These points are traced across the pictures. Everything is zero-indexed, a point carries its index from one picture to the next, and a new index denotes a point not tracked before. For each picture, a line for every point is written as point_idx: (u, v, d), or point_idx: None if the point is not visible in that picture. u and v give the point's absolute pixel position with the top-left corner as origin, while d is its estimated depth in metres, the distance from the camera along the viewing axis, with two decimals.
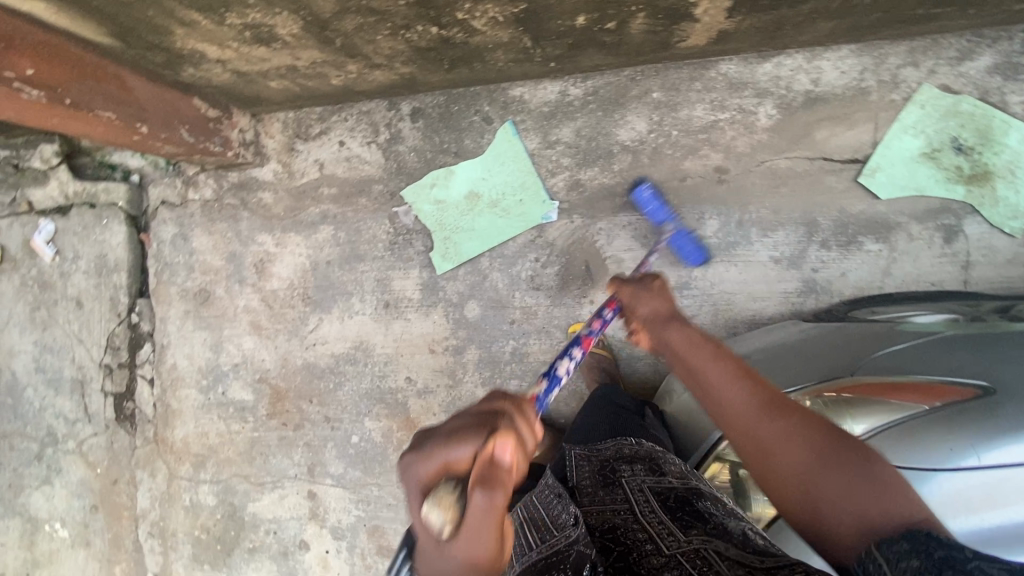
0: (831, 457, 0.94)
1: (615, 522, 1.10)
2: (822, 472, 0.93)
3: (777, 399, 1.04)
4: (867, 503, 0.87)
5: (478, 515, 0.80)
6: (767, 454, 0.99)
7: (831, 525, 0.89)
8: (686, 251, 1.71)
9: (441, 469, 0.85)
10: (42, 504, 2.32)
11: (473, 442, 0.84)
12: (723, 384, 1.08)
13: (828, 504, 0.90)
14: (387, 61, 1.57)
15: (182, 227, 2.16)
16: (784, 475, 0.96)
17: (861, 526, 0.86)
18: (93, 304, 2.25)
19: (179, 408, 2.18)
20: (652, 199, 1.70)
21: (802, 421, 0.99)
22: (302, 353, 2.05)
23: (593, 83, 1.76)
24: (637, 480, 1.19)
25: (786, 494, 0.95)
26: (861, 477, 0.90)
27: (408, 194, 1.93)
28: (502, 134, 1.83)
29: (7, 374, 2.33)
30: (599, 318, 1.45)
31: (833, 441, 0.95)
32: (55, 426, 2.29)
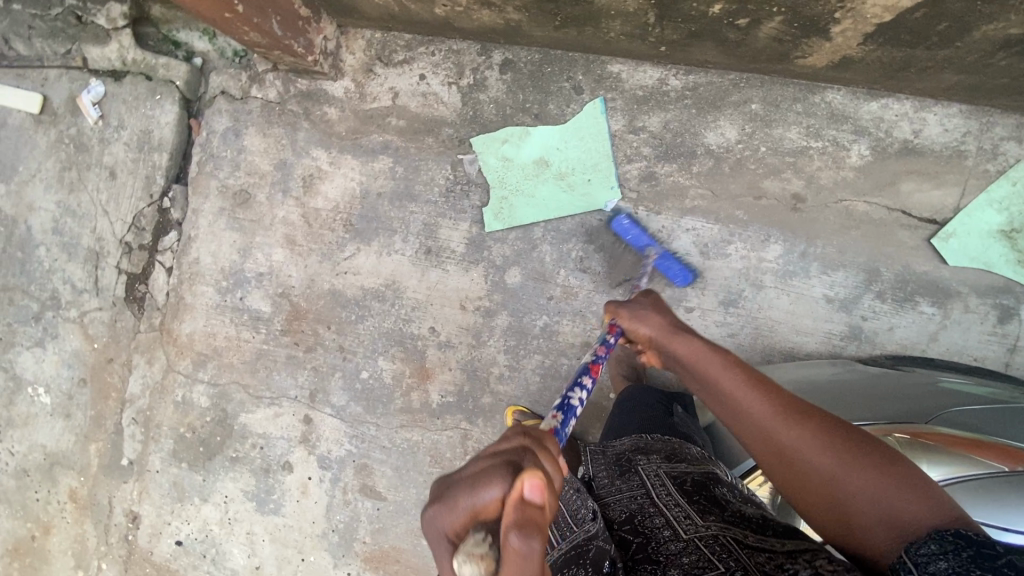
0: (860, 463, 0.92)
1: (632, 510, 1.07)
2: (850, 473, 0.92)
3: (797, 402, 1.01)
4: (896, 504, 0.87)
5: (518, 570, 0.70)
6: (792, 463, 0.96)
7: (864, 533, 0.89)
8: (672, 272, 1.76)
9: (467, 518, 0.76)
10: (29, 365, 2.27)
11: (500, 481, 0.75)
12: (740, 395, 1.03)
13: (859, 513, 0.89)
14: (502, 1, 1.54)
15: (236, 122, 2.08)
16: (812, 487, 0.94)
17: (896, 531, 0.85)
18: (127, 178, 2.18)
19: (192, 304, 2.13)
20: (631, 228, 1.78)
21: (821, 427, 0.97)
22: (331, 278, 2.01)
23: (695, 79, 1.71)
24: (652, 464, 1.16)
25: (816, 502, 0.94)
26: (890, 480, 0.90)
27: (476, 144, 1.88)
28: (591, 109, 1.78)
29: (23, 228, 2.26)
30: (604, 343, 1.33)
31: (857, 445, 0.95)
32: (61, 291, 2.23)
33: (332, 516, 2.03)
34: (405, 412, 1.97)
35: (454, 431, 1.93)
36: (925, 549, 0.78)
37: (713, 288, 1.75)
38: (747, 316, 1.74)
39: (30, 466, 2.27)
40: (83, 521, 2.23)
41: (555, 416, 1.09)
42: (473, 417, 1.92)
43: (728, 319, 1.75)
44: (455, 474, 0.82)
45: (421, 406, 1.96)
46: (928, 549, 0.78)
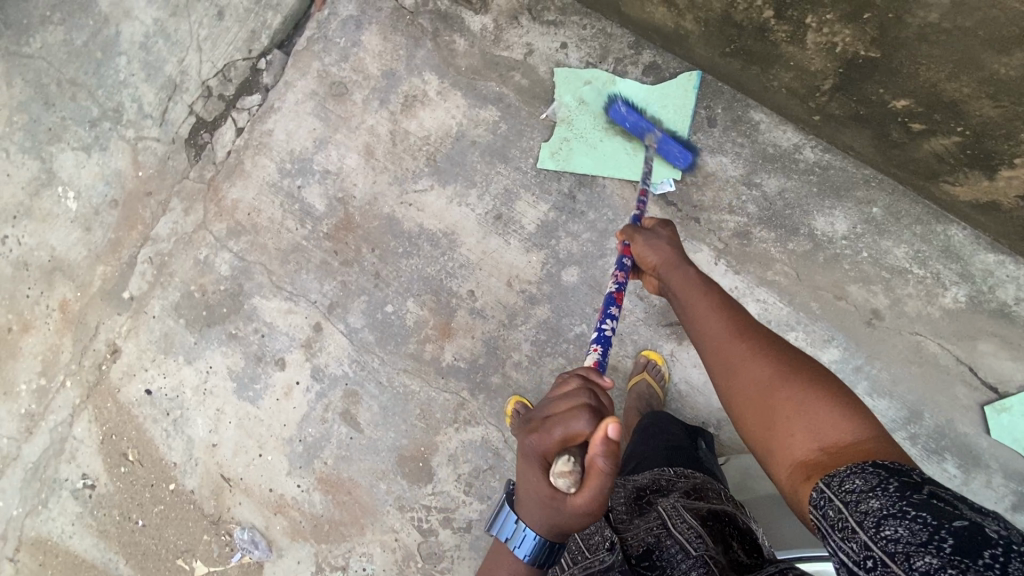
0: (803, 386, 0.96)
1: (650, 544, 1.09)
2: (788, 387, 0.96)
3: (761, 329, 1.07)
4: (830, 424, 0.90)
5: (596, 483, 0.89)
6: (738, 371, 1.03)
7: (786, 441, 0.93)
8: (672, 155, 1.70)
9: (561, 442, 0.91)
10: (68, 165, 2.21)
11: (587, 418, 0.90)
12: (708, 314, 1.13)
13: (787, 422, 0.93)
14: (686, 7, 1.43)
15: (361, 14, 1.98)
16: (749, 395, 0.99)
17: (818, 443, 0.89)
18: (232, 24, 2.09)
19: (249, 172, 2.05)
20: (629, 114, 1.73)
21: (776, 349, 1.02)
22: (393, 204, 1.95)
23: (830, 158, 1.65)
24: (671, 499, 1.19)
25: (750, 412, 0.99)
26: (828, 399, 0.93)
27: (558, 77, 1.81)
28: (683, 80, 1.71)
29: (113, 31, 2.18)
30: (620, 269, 1.37)
31: (803, 371, 0.99)
32: (126, 107, 2.16)
33: (303, 427, 2.01)
34: (413, 358, 1.94)
35: (453, 396, 1.91)
36: (852, 486, 0.79)
37: None
38: None
39: (33, 261, 2.23)
40: (65, 333, 2.20)
41: (595, 350, 1.26)
42: (477, 389, 1.89)
43: None
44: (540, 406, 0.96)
45: (431, 360, 1.92)
46: (855, 486, 0.79)
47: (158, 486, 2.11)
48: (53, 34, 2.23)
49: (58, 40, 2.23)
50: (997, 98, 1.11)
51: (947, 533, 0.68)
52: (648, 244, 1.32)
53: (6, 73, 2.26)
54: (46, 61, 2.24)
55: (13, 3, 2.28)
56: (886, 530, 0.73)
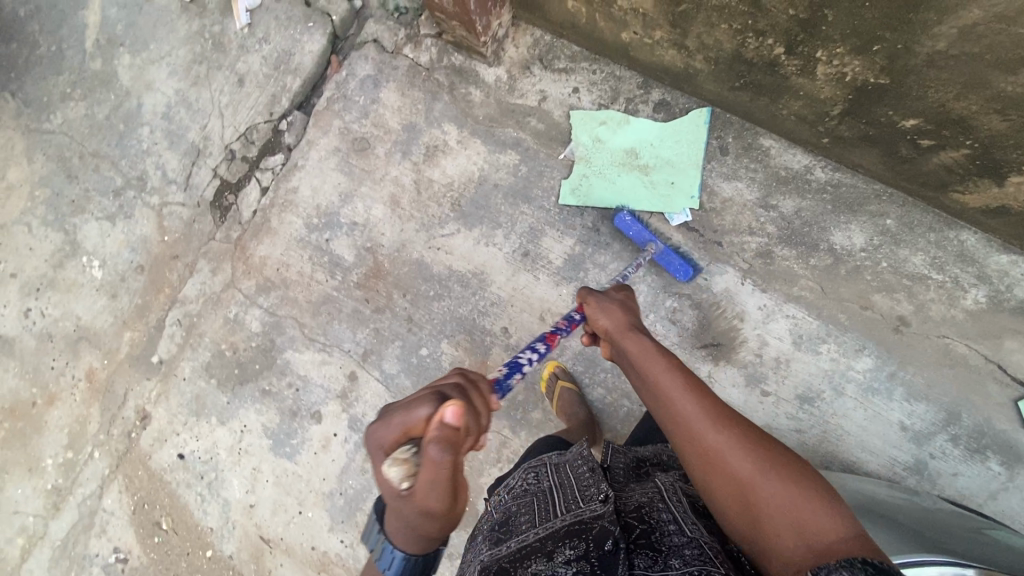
0: (779, 476, 1.00)
1: (643, 503, 1.18)
2: (769, 486, 0.99)
3: (730, 414, 1.08)
4: (810, 520, 0.95)
5: (429, 471, 0.93)
6: (715, 465, 1.03)
7: (772, 540, 0.97)
8: (673, 265, 1.78)
9: (402, 435, 0.98)
10: (92, 235, 2.23)
11: (427, 405, 0.97)
12: (676, 396, 1.10)
13: (772, 522, 0.97)
14: (695, 49, 1.53)
15: (378, 73, 2.08)
16: (730, 494, 1.01)
17: (805, 544, 0.94)
18: (253, 90, 2.17)
19: (276, 229, 2.10)
20: (632, 225, 1.81)
21: (750, 439, 1.05)
22: (422, 249, 1.99)
23: (841, 176, 1.73)
24: (669, 478, 1.29)
25: (729, 504, 1.02)
26: (805, 496, 0.98)
27: (575, 119, 1.90)
28: (695, 115, 1.81)
29: (134, 103, 2.25)
30: (569, 319, 1.48)
31: (774, 458, 1.02)
32: (150, 175, 2.21)
33: (344, 479, 1.98)
34: None
35: (494, 435, 1.89)
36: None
37: (794, 379, 1.75)
38: (818, 417, 1.74)
39: (57, 332, 2.22)
40: (91, 403, 2.18)
41: (501, 371, 1.33)
42: (517, 427, 1.89)
43: (800, 414, 1.75)
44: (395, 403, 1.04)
45: None
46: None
47: (194, 554, 2.05)
48: (73, 110, 2.30)
49: (79, 115, 2.29)
50: (1005, 113, 1.20)
51: None
52: (601, 306, 1.32)
53: (28, 150, 2.31)
54: (66, 135, 2.29)
55: (33, 83, 2.35)
56: None
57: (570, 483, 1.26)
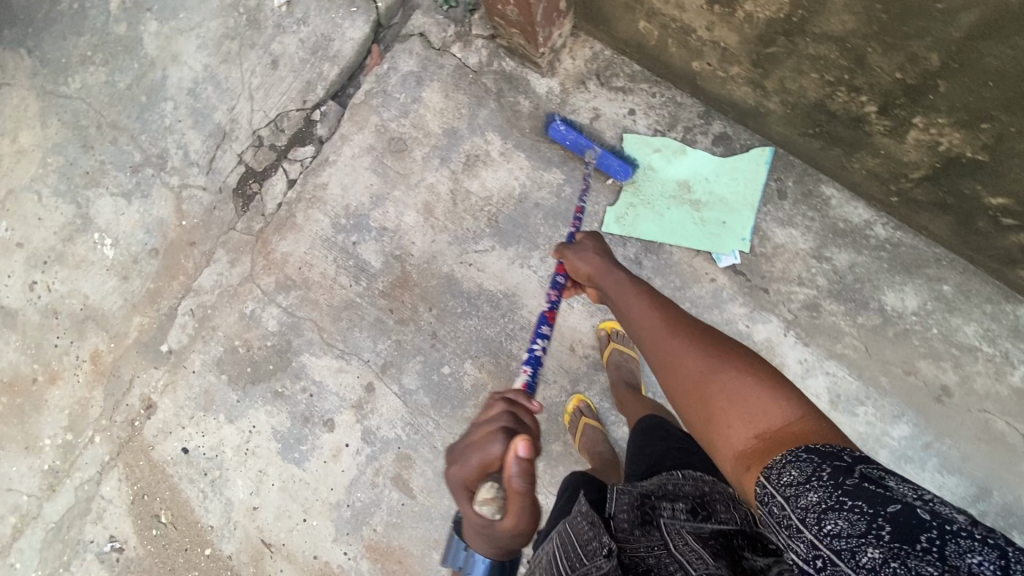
0: (735, 370, 0.95)
1: (648, 561, 0.98)
2: (718, 378, 0.95)
3: (691, 323, 1.07)
4: (761, 409, 0.88)
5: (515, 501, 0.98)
6: (671, 368, 1.02)
7: (724, 433, 0.91)
8: (614, 168, 1.75)
9: (479, 471, 1.00)
10: (106, 212, 2.13)
11: (500, 440, 0.99)
12: (642, 313, 1.14)
13: (721, 413, 0.92)
14: (772, 91, 1.43)
15: (422, 70, 1.96)
16: (685, 393, 0.98)
17: (754, 430, 0.87)
18: (286, 74, 2.05)
19: (300, 225, 2.00)
20: (568, 133, 1.74)
21: (707, 339, 1.02)
22: (453, 263, 1.91)
23: (901, 236, 1.67)
24: (675, 522, 1.03)
25: (689, 407, 0.98)
26: (757, 386, 0.91)
27: (628, 141, 1.80)
28: (755, 155, 1.73)
29: (159, 75, 2.12)
30: (553, 288, 1.47)
31: (734, 355, 0.98)
32: (171, 154, 2.10)
33: (352, 491, 1.93)
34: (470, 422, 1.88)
35: None
36: (789, 479, 0.76)
37: None
38: None
39: (63, 309, 2.13)
40: (95, 386, 2.10)
41: (525, 372, 1.31)
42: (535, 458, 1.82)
43: None
44: (462, 439, 1.06)
45: None
46: (792, 479, 0.76)
47: (192, 550, 2.00)
48: (93, 75, 2.17)
49: (99, 82, 2.17)
50: None
51: (884, 520, 0.67)
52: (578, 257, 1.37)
53: (43, 113, 2.19)
54: (85, 102, 2.17)
55: (52, 41, 2.21)
56: (825, 526, 0.70)
57: (572, 543, 1.07)
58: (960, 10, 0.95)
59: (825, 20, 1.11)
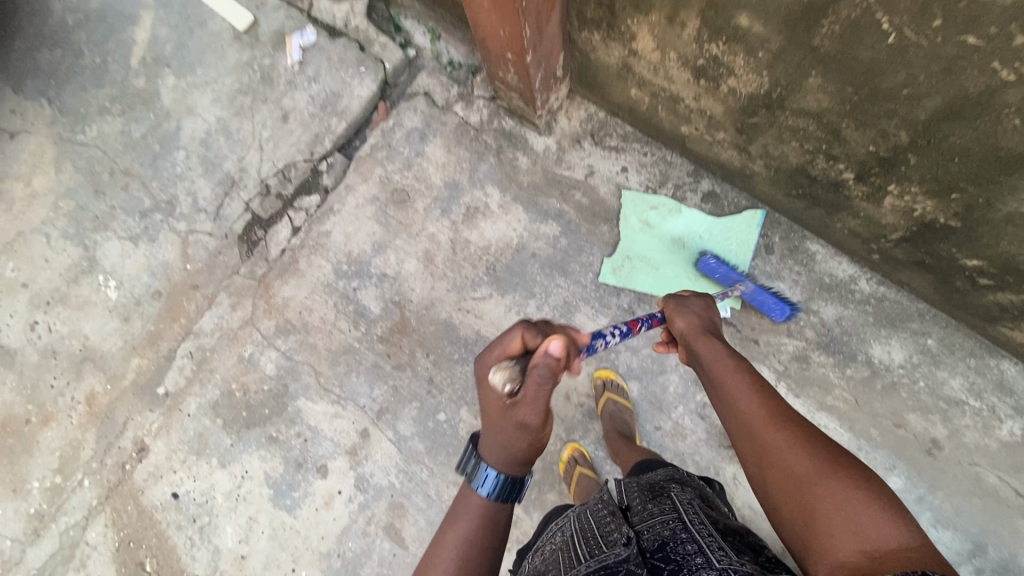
0: (842, 476, 0.90)
1: (666, 535, 0.98)
2: (826, 484, 0.89)
3: (796, 414, 1.01)
4: (867, 523, 0.84)
5: (527, 400, 0.95)
6: (768, 458, 0.97)
7: (824, 541, 0.87)
8: (767, 305, 1.73)
9: (503, 353, 1.00)
10: (112, 255, 2.18)
11: (528, 329, 1.00)
12: (738, 389, 1.07)
13: (823, 519, 0.87)
14: (757, 155, 1.52)
15: (425, 126, 2.07)
16: (778, 486, 0.93)
17: (861, 549, 0.83)
18: (297, 127, 2.15)
19: (303, 271, 2.06)
20: (717, 266, 1.77)
21: (816, 438, 0.96)
22: (451, 310, 1.96)
23: (885, 291, 1.72)
24: (685, 495, 1.12)
25: (784, 503, 0.93)
26: (866, 498, 0.86)
27: (626, 199, 1.89)
28: (748, 216, 1.80)
29: (173, 126, 2.22)
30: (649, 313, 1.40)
31: (841, 460, 0.93)
32: (180, 200, 2.17)
33: (344, 540, 1.90)
34: None
35: None
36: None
37: None
38: None
39: (62, 350, 2.15)
40: (87, 428, 2.09)
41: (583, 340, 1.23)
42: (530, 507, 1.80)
43: None
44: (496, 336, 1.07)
45: None
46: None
47: None
48: (110, 125, 2.27)
49: (114, 131, 2.26)
50: None
51: None
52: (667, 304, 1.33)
53: (58, 160, 2.27)
54: (100, 150, 2.26)
55: (72, 92, 2.32)
56: None
57: (591, 529, 1.07)
58: (923, 97, 0.98)
59: (801, 99, 1.18)
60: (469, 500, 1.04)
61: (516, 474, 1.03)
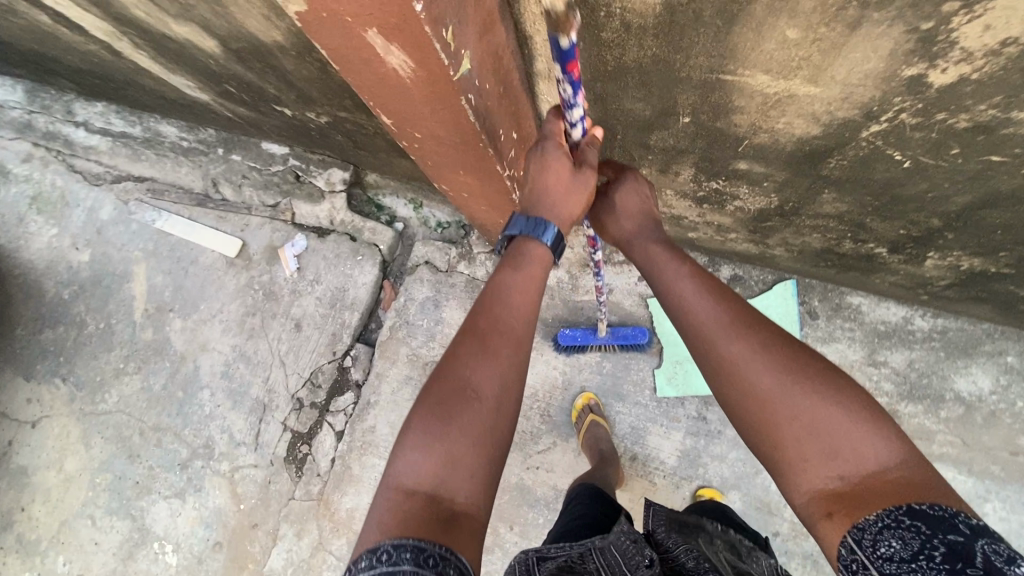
0: (814, 390, 0.85)
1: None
2: (793, 401, 0.85)
3: (752, 315, 0.95)
4: (848, 448, 0.80)
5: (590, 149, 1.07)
6: (732, 375, 0.91)
7: (798, 462, 0.83)
8: (630, 332, 1.85)
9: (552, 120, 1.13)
10: (162, 517, 2.10)
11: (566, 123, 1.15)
12: (687, 297, 1.00)
13: (795, 444, 0.84)
14: (777, 245, 1.51)
15: (436, 293, 2.07)
16: (747, 402, 0.88)
17: (837, 471, 0.80)
18: (312, 332, 2.15)
19: (358, 475, 1.99)
20: (575, 333, 1.88)
21: (777, 345, 0.90)
22: (520, 472, 1.88)
23: (943, 322, 1.68)
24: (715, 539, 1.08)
25: (751, 419, 0.89)
26: (844, 420, 0.82)
27: (653, 307, 1.89)
28: (780, 289, 1.77)
29: (191, 366, 2.22)
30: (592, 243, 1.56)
31: (810, 368, 0.87)
32: (216, 440, 2.13)
33: None
34: None
35: None
36: (889, 551, 0.71)
37: None
38: None
39: None
40: None
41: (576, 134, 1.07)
42: None
43: None
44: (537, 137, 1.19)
45: None
46: (894, 553, 0.70)
47: None
48: (129, 385, 2.26)
49: (134, 390, 2.25)
50: None
51: None
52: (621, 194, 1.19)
53: (85, 436, 2.23)
54: (124, 413, 2.23)
55: (83, 363, 2.31)
56: None
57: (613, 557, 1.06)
58: (952, 196, 0.98)
59: (818, 207, 1.18)
60: (520, 253, 1.03)
61: (566, 228, 1.07)
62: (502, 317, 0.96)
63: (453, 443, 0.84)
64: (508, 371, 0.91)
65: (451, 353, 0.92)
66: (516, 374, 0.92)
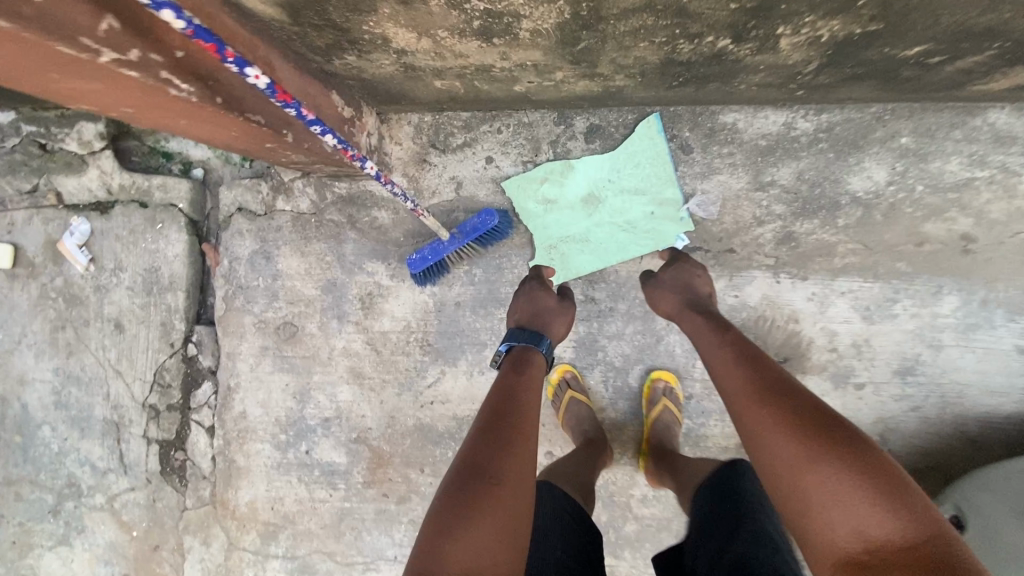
0: (835, 457, 0.81)
1: None
2: (818, 468, 0.81)
3: (784, 389, 0.94)
4: (873, 520, 0.75)
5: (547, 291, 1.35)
6: (757, 439, 0.90)
7: (823, 529, 0.79)
8: (476, 223, 1.49)
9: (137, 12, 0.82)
10: (56, 569, 1.86)
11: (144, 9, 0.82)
12: (727, 374, 1.03)
13: (819, 507, 0.80)
14: (614, 71, 1.18)
15: (263, 243, 1.71)
16: (771, 463, 0.87)
17: (863, 542, 0.75)
18: (138, 329, 1.78)
19: (246, 467, 1.76)
20: (423, 258, 1.52)
21: (802, 413, 0.88)
22: (415, 412, 1.67)
23: (828, 118, 1.42)
24: None
25: (774, 480, 0.86)
26: (868, 491, 0.77)
27: (510, 186, 1.55)
28: (643, 129, 1.48)
29: (18, 406, 1.85)
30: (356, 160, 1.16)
31: (833, 437, 0.83)
32: (81, 474, 1.83)
33: None
34: None
35: None
36: None
37: (884, 357, 1.48)
38: (930, 385, 1.47)
39: None
40: None
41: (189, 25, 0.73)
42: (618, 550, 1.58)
43: (907, 390, 1.48)
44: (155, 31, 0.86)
45: None
46: None
47: None
48: None
49: None
50: None
51: None
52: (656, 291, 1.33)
53: None
54: None
55: None
56: None
57: None
58: None
59: None
60: (524, 359, 1.21)
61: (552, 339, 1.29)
62: (521, 415, 1.03)
63: (475, 533, 0.80)
64: (524, 458, 0.94)
65: (476, 449, 0.93)
66: (528, 467, 0.93)
